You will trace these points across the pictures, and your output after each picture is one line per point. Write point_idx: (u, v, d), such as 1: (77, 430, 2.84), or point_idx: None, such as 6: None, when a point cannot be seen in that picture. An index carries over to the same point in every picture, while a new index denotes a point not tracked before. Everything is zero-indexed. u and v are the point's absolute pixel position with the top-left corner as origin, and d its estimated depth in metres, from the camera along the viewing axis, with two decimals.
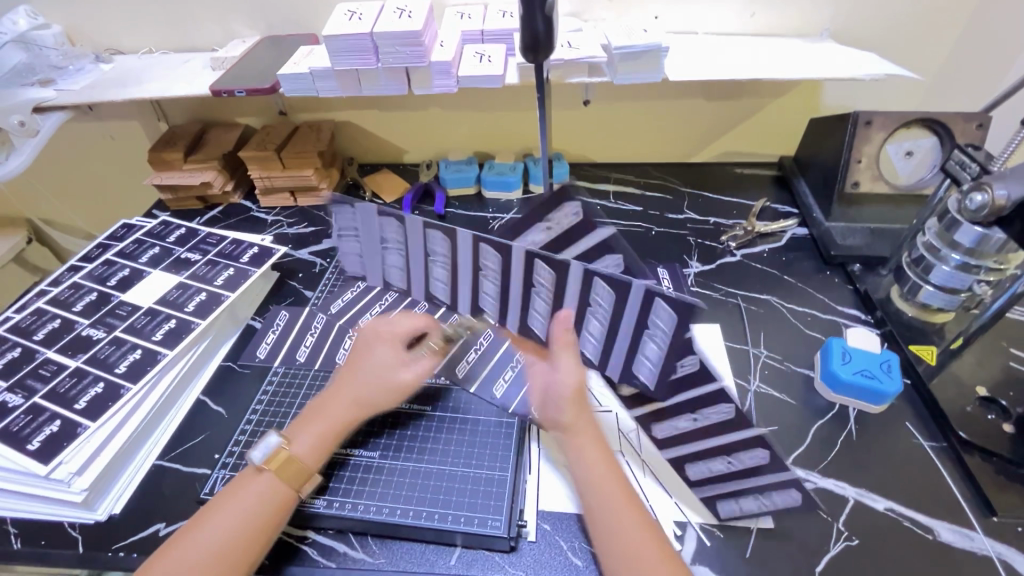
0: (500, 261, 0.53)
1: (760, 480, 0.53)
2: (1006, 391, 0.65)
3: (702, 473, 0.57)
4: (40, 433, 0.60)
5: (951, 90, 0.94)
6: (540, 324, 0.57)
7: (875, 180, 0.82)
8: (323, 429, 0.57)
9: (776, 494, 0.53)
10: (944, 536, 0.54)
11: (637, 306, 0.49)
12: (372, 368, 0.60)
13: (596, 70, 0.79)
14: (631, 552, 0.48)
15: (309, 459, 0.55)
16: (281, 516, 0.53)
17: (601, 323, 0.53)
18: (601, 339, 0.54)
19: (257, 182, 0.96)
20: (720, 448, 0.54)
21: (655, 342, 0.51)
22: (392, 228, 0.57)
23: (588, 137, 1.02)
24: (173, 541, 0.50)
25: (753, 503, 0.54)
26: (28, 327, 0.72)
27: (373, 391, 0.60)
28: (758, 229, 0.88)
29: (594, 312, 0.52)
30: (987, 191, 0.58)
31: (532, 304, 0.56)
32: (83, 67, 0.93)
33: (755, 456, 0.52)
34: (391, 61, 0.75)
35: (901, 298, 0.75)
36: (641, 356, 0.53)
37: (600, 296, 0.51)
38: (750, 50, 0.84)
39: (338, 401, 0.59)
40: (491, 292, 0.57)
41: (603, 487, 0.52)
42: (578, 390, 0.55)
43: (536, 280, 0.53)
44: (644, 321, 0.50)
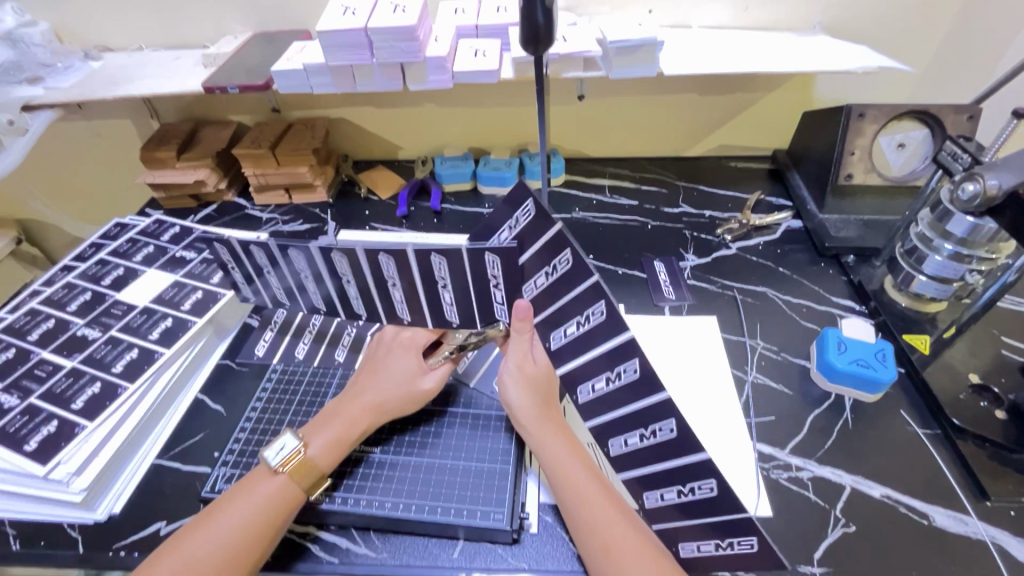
0: (396, 264, 0.57)
1: (723, 523, 0.49)
2: (997, 377, 0.66)
3: (657, 502, 0.54)
4: (37, 434, 0.59)
5: (943, 81, 0.94)
6: (454, 314, 0.61)
7: (868, 172, 0.83)
8: (339, 433, 0.57)
9: (734, 539, 0.49)
10: (939, 521, 0.55)
11: (583, 293, 0.52)
12: (391, 373, 0.62)
13: (591, 64, 0.79)
14: (608, 545, 0.49)
15: (326, 460, 0.56)
16: (288, 516, 0.53)
17: (548, 281, 0.54)
18: (536, 300, 0.56)
19: (252, 180, 0.95)
20: (683, 486, 0.51)
21: (580, 327, 0.54)
22: (298, 257, 0.61)
23: (583, 133, 1.02)
24: (175, 541, 0.50)
25: (711, 548, 0.52)
26: (23, 328, 0.72)
27: (390, 396, 0.60)
28: (753, 222, 0.89)
29: (549, 271, 0.54)
30: (978, 182, 0.59)
31: (441, 298, 0.60)
32: (73, 65, 0.91)
33: (704, 488, 0.49)
34: (386, 57, 0.75)
35: (894, 288, 0.76)
36: (565, 335, 0.56)
37: (559, 262, 0.53)
38: (743, 43, 0.85)
39: (355, 408, 0.59)
40: (401, 298, 0.61)
41: (570, 478, 0.53)
42: (530, 378, 0.58)
43: (446, 274, 0.56)
44: (590, 322, 0.53)
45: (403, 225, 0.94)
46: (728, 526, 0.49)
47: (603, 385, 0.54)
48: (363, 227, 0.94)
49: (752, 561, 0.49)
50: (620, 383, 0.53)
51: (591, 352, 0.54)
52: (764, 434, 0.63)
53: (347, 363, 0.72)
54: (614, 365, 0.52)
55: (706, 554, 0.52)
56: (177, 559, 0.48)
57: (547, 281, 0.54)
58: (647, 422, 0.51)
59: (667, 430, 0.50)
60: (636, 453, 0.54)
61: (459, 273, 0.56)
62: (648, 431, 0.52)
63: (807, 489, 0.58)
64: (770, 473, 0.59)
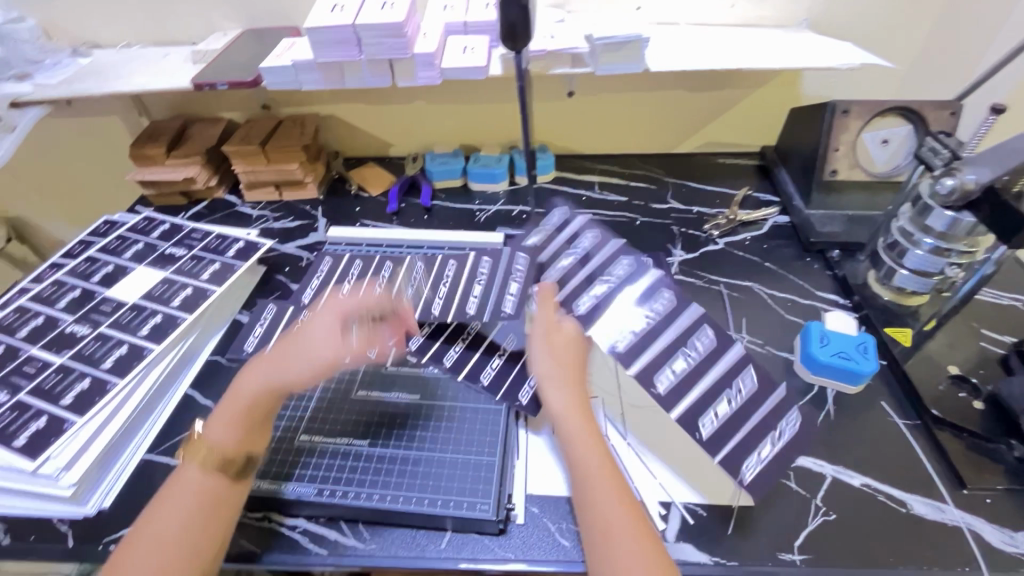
0: None
1: (768, 407, 0.61)
2: (976, 369, 0.67)
3: (713, 426, 0.60)
4: (26, 430, 0.60)
5: (926, 79, 0.96)
6: None
7: (853, 167, 0.84)
8: (235, 411, 0.58)
9: (780, 426, 0.60)
10: (917, 508, 0.56)
11: (607, 261, 0.75)
12: (292, 347, 0.61)
13: (578, 60, 0.79)
14: (609, 529, 0.49)
15: (228, 441, 0.55)
16: (215, 498, 0.53)
17: (603, 286, 0.72)
18: (575, 288, 0.72)
19: (242, 176, 0.95)
20: (731, 390, 0.62)
21: (603, 287, 0.72)
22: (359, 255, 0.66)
23: (572, 129, 1.03)
24: (125, 544, 0.50)
25: (769, 448, 0.58)
26: (11, 325, 0.72)
27: (287, 367, 0.59)
28: (739, 217, 0.90)
29: (597, 276, 0.73)
30: (957, 176, 0.61)
31: None
32: (61, 61, 0.91)
33: (748, 378, 0.63)
34: (375, 53, 0.75)
35: (877, 282, 0.77)
36: (590, 299, 0.71)
37: (610, 266, 0.74)
38: (730, 40, 0.86)
39: (247, 386, 0.59)
40: None
41: (588, 457, 0.54)
42: (557, 347, 0.61)
43: None
44: (613, 276, 0.73)
45: (393, 221, 0.95)
46: (762, 393, 0.62)
47: (642, 325, 0.67)
48: (354, 223, 0.95)
49: (797, 441, 0.59)
50: (654, 325, 0.67)
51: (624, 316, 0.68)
52: None
53: None
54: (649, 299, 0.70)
55: (768, 460, 0.58)
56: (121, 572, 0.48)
57: (583, 275, 0.74)
58: (689, 337, 0.66)
59: (706, 338, 0.66)
60: (687, 376, 0.63)
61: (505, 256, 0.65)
62: (689, 346, 0.65)
63: (789, 479, 0.59)
64: None
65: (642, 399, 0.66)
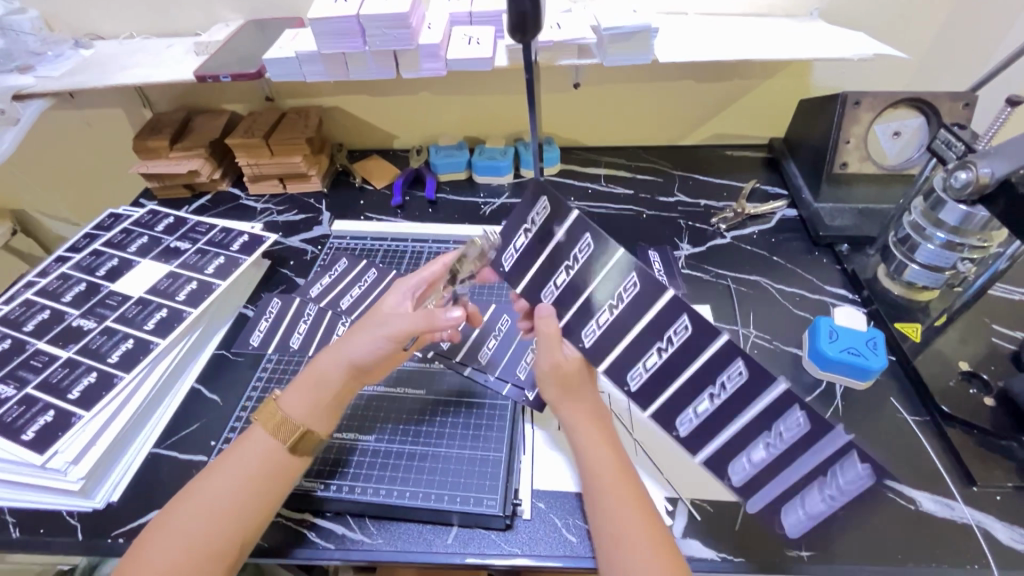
0: (546, 218, 0.52)
1: (822, 458, 0.48)
2: (988, 365, 0.66)
3: (745, 470, 0.51)
4: (34, 424, 0.60)
5: (938, 70, 0.94)
6: (548, 298, 0.55)
7: (864, 160, 0.82)
8: (315, 390, 0.57)
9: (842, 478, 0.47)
10: (927, 506, 0.56)
11: (568, 234, 0.51)
12: (371, 318, 0.59)
13: (585, 51, 0.78)
14: (619, 535, 0.49)
15: (300, 417, 0.55)
16: (275, 475, 0.53)
17: (526, 242, 0.54)
18: (517, 263, 0.56)
19: (246, 169, 0.95)
20: (770, 435, 0.49)
21: (569, 274, 0.53)
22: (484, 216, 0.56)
23: (578, 121, 1.02)
24: (177, 500, 0.52)
25: (813, 500, 0.49)
26: (18, 319, 0.72)
27: (359, 343, 0.57)
28: (748, 211, 0.89)
29: (528, 230, 0.54)
30: (972, 170, 0.59)
31: (551, 279, 0.54)
32: (64, 53, 0.91)
33: (735, 373, 0.48)
34: (379, 44, 0.74)
35: (887, 277, 0.76)
36: (644, 366, 0.52)
37: (539, 212, 0.52)
38: (740, 30, 0.84)
39: (331, 365, 0.57)
40: (518, 249, 0.55)
41: (597, 463, 0.54)
42: (572, 364, 0.56)
43: (579, 261, 0.52)
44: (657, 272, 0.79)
45: (398, 215, 0.94)
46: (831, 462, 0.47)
47: (606, 315, 0.52)
48: (357, 217, 0.94)
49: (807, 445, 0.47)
50: (620, 310, 0.51)
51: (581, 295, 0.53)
52: None
53: None
54: (666, 330, 0.50)
55: (761, 465, 0.51)
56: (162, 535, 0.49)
57: (528, 239, 0.54)
58: (715, 375, 0.50)
59: (737, 374, 0.48)
60: (661, 371, 0.51)
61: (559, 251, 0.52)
62: (716, 387, 0.50)
63: None
64: None
65: None
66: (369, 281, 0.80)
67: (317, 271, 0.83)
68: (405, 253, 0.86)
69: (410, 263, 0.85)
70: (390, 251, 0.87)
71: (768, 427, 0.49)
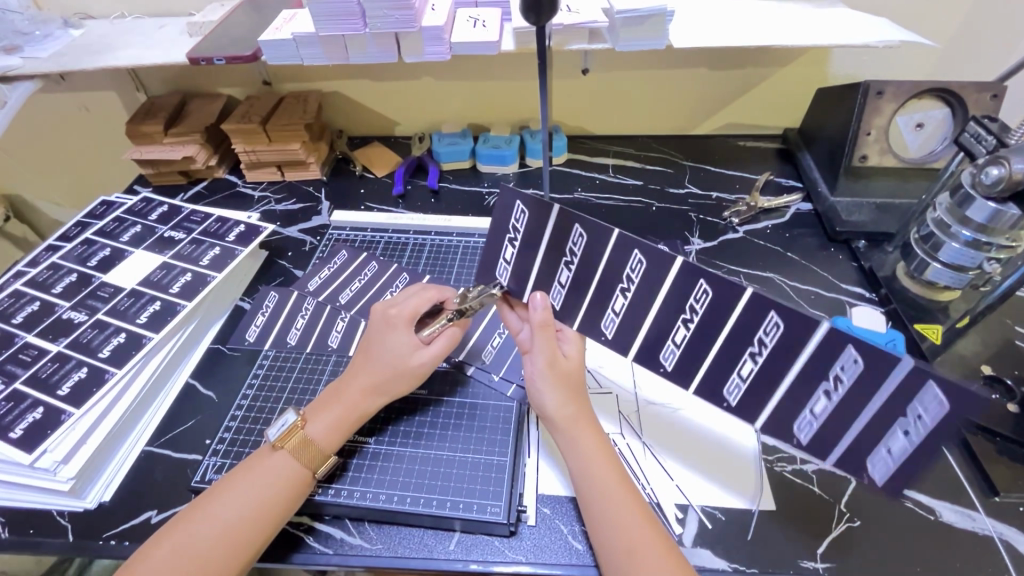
0: (530, 218, 0.56)
1: (890, 395, 0.46)
2: (1010, 369, 0.64)
3: (812, 425, 0.51)
4: (22, 421, 0.58)
5: (963, 60, 0.90)
6: (560, 297, 0.58)
7: (884, 153, 0.79)
8: (339, 414, 0.56)
9: (917, 407, 0.45)
10: (946, 516, 0.54)
11: (558, 232, 0.55)
12: (388, 352, 0.58)
13: (596, 36, 0.75)
14: (633, 547, 0.47)
15: (325, 442, 0.55)
16: (287, 499, 0.51)
17: (517, 249, 0.58)
18: (517, 271, 0.60)
19: (242, 156, 0.92)
20: (829, 381, 0.49)
21: (571, 269, 0.56)
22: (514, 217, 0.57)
23: (586, 109, 0.98)
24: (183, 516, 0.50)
25: (901, 443, 0.47)
26: (6, 311, 0.70)
27: (386, 373, 0.57)
28: (761, 205, 0.86)
29: (513, 238, 0.59)
30: (1005, 165, 0.56)
31: (556, 276, 0.57)
32: (52, 33, 0.87)
33: (771, 327, 0.49)
34: (380, 26, 0.71)
35: (907, 275, 0.73)
36: (676, 346, 0.55)
37: (519, 220, 0.57)
38: (759, 14, 0.80)
39: (355, 390, 0.57)
40: (511, 257, 0.59)
41: (602, 477, 0.51)
42: (562, 371, 0.57)
43: (578, 252, 0.55)
44: (696, 312, 0.53)
45: (399, 205, 0.91)
46: (899, 395, 0.46)
47: (621, 301, 0.56)
48: (357, 207, 0.91)
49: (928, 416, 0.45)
50: (634, 292, 0.54)
51: (591, 279, 0.55)
52: None
53: (340, 348, 0.70)
54: (686, 303, 0.53)
55: (826, 418, 0.50)
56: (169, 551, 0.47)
57: (516, 247, 0.58)
58: (751, 337, 0.51)
59: (774, 327, 0.49)
60: (692, 342, 0.54)
61: (591, 257, 0.55)
62: (756, 346, 0.51)
63: (811, 483, 0.57)
64: (773, 466, 0.58)
65: (659, 398, 0.64)
66: (369, 274, 0.78)
67: (316, 262, 0.81)
68: (406, 244, 0.84)
69: (412, 255, 0.82)
70: (390, 243, 0.84)
71: (825, 373, 0.48)
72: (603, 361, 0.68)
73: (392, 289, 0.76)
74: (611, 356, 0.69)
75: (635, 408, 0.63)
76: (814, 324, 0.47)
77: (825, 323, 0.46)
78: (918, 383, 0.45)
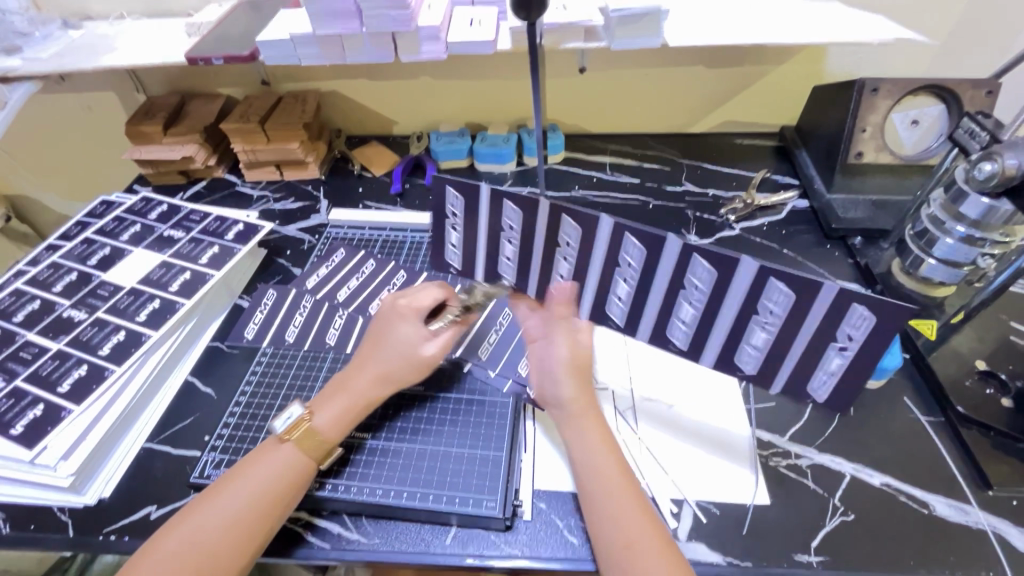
0: (464, 202, 0.58)
1: (825, 320, 0.47)
2: (1005, 363, 0.64)
3: (754, 357, 0.52)
4: (23, 418, 0.58)
5: (960, 57, 0.90)
6: (509, 270, 0.60)
7: (880, 150, 0.79)
8: (345, 404, 0.56)
9: (848, 329, 0.47)
10: (939, 510, 0.54)
11: (516, 209, 0.55)
12: (395, 342, 0.59)
13: (592, 34, 0.75)
14: (632, 541, 0.47)
15: (331, 433, 0.55)
16: (294, 490, 0.52)
17: (461, 233, 0.61)
18: (465, 254, 0.63)
19: (242, 156, 0.92)
20: (762, 315, 0.50)
21: (513, 243, 0.58)
22: (455, 200, 0.59)
23: (583, 108, 0.99)
24: (196, 503, 0.50)
25: (840, 361, 0.49)
26: (7, 309, 0.70)
27: (395, 364, 0.58)
28: (758, 202, 0.86)
29: (455, 222, 0.60)
30: (996, 161, 0.56)
31: (501, 251, 0.59)
32: (52, 34, 0.88)
33: (700, 270, 0.50)
34: (376, 26, 0.71)
35: (902, 271, 0.73)
36: (620, 299, 0.56)
37: (455, 205, 0.59)
38: (754, 12, 0.81)
39: (361, 380, 0.58)
40: (458, 241, 0.62)
41: (607, 471, 0.52)
42: (576, 362, 0.56)
43: (515, 226, 0.56)
44: (633, 267, 0.53)
45: (397, 204, 0.92)
46: (832, 319, 0.47)
47: (565, 265, 0.56)
48: (355, 205, 0.92)
49: (874, 338, 0.46)
50: (639, 280, 0.54)
51: (532, 246, 0.57)
52: (761, 420, 0.62)
53: (338, 346, 0.70)
54: (622, 259, 0.53)
55: (766, 348, 0.51)
56: (181, 539, 0.48)
57: (460, 230, 0.61)
58: (683, 282, 0.52)
59: (704, 272, 0.50)
60: (636, 294, 0.55)
61: (529, 229, 0.56)
62: (690, 290, 0.52)
63: (806, 477, 0.57)
64: (768, 462, 0.58)
65: (657, 393, 0.65)
66: (367, 272, 0.79)
67: (314, 261, 0.81)
68: (404, 242, 0.84)
69: (410, 253, 0.83)
70: (388, 241, 0.85)
71: (758, 308, 0.50)
72: (601, 358, 0.69)
73: (388, 287, 0.77)
74: (610, 352, 0.69)
75: (632, 405, 0.64)
76: (817, 287, 0.46)
77: (750, 260, 0.47)
78: (846, 305, 0.46)
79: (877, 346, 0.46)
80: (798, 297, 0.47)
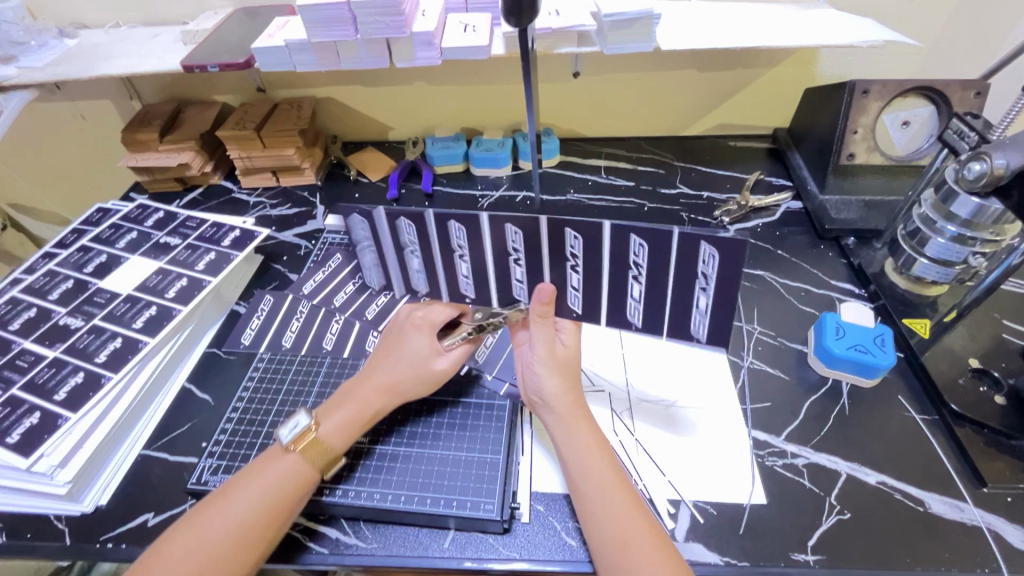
0: (370, 226, 0.58)
1: (680, 262, 0.50)
2: (998, 362, 0.65)
3: (638, 309, 0.55)
4: (19, 426, 0.58)
5: (950, 58, 0.91)
6: (423, 281, 0.61)
7: (871, 151, 0.80)
8: (353, 412, 0.57)
9: (703, 267, 0.50)
10: (934, 507, 0.55)
11: (439, 227, 0.55)
12: (408, 354, 0.59)
13: (585, 39, 0.76)
14: (626, 540, 0.47)
15: (337, 442, 0.55)
16: (300, 497, 0.52)
17: (376, 252, 0.61)
18: (386, 271, 0.63)
19: (238, 162, 0.92)
20: (636, 266, 0.52)
21: (419, 256, 0.59)
22: (363, 223, 0.58)
23: (578, 113, 1.00)
24: (200, 508, 0.50)
25: (706, 299, 0.51)
26: (4, 318, 0.70)
27: (406, 375, 0.59)
28: (752, 203, 0.87)
29: (368, 244, 0.60)
30: (986, 161, 0.57)
31: (410, 264, 0.60)
32: (47, 43, 0.88)
33: (573, 241, 0.52)
34: (371, 32, 0.71)
35: (895, 271, 0.74)
36: (519, 280, 0.57)
37: (363, 229, 0.59)
38: (745, 16, 0.81)
39: (370, 391, 0.58)
40: (377, 259, 0.62)
41: (598, 468, 0.52)
42: (560, 360, 0.57)
43: (415, 239, 0.57)
44: (579, 257, 0.53)
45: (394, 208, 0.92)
46: (686, 260, 0.50)
47: (465, 264, 0.58)
48: None
49: (726, 277, 0.49)
50: (584, 264, 0.53)
51: (434, 252, 0.58)
52: (756, 419, 0.62)
53: (335, 350, 0.70)
54: (507, 246, 0.54)
55: (646, 297, 0.54)
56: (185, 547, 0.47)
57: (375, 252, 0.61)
58: (563, 253, 0.53)
59: (575, 240, 0.52)
60: (588, 282, 0.54)
61: (427, 241, 0.57)
62: (573, 259, 0.53)
63: (802, 476, 0.57)
64: (764, 461, 0.59)
65: (651, 393, 0.65)
66: None
67: (311, 266, 0.81)
68: None
69: None
70: None
71: (629, 262, 0.52)
72: (598, 360, 0.69)
73: None
74: (606, 353, 0.69)
75: (628, 406, 0.64)
76: (667, 232, 0.49)
77: (607, 222, 0.50)
78: (694, 246, 0.49)
79: (728, 281, 0.49)
80: (654, 241, 0.50)
